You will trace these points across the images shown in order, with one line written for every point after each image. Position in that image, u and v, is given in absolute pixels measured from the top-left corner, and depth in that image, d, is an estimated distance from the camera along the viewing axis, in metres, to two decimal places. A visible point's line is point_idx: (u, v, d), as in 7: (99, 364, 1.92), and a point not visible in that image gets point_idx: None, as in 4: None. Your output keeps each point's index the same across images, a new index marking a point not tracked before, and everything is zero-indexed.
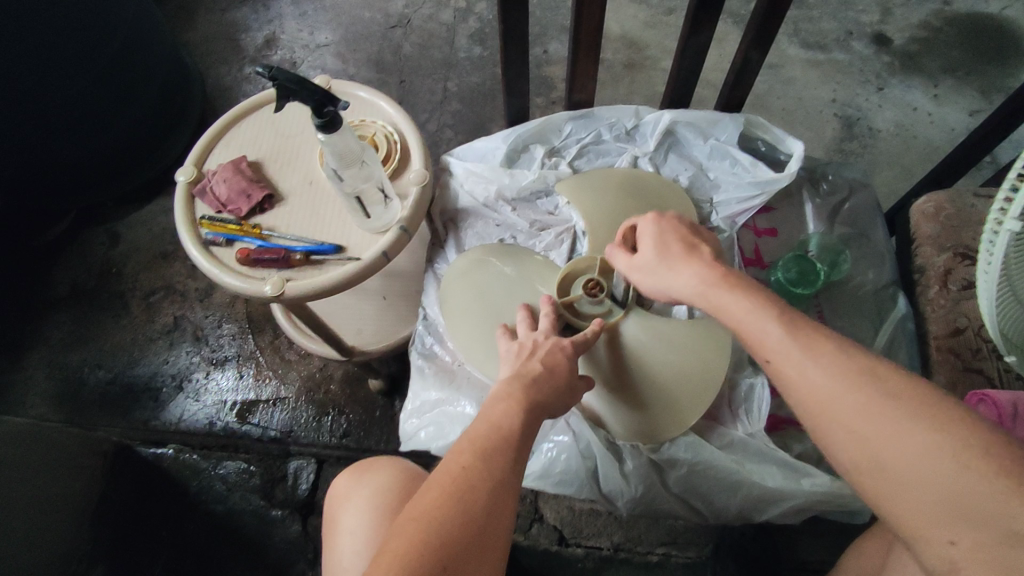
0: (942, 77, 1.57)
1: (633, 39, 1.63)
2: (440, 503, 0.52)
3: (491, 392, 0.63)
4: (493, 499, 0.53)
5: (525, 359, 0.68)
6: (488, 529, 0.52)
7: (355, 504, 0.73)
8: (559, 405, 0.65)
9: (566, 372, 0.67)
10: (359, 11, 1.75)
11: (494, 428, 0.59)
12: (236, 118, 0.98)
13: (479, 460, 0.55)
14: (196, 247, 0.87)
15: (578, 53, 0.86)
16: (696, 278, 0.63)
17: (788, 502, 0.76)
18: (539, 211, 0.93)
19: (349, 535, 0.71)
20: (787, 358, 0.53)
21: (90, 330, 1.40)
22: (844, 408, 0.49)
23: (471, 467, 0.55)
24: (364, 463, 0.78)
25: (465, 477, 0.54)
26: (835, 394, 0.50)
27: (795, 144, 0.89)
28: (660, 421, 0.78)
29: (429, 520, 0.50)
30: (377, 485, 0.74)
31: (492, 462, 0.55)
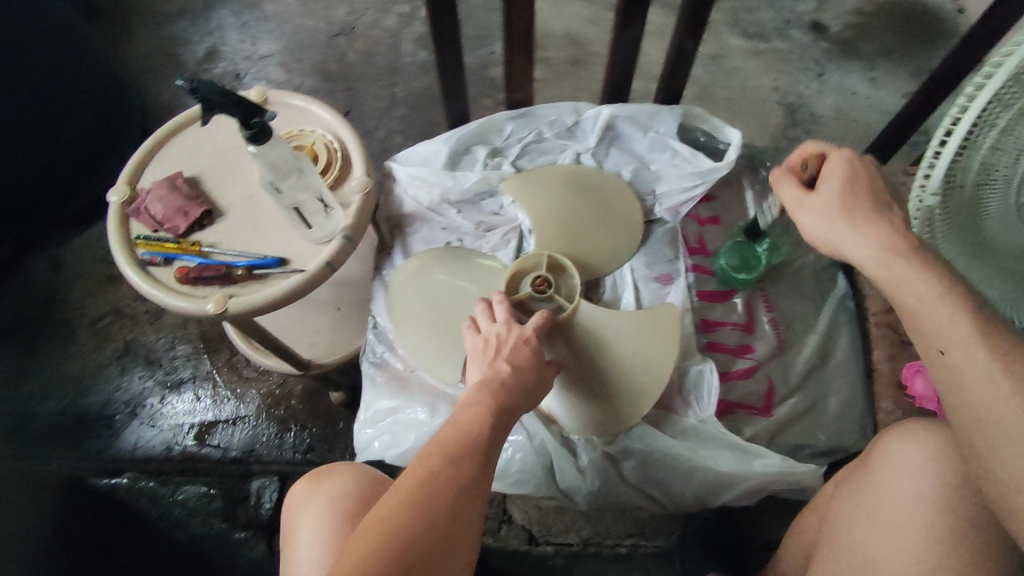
0: (877, 60, 1.62)
1: (578, 36, 1.64)
2: (405, 510, 0.51)
3: (460, 398, 0.62)
4: (457, 503, 0.52)
5: (491, 359, 0.66)
6: (451, 533, 0.51)
7: (310, 514, 0.72)
8: (527, 406, 0.63)
9: (534, 375, 0.65)
10: (302, 20, 1.72)
11: (463, 433, 0.57)
12: (170, 133, 0.95)
13: (446, 465, 0.54)
14: (132, 268, 0.84)
15: (513, 51, 0.86)
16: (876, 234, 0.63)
17: (742, 485, 0.77)
18: (485, 212, 0.92)
19: (307, 544, 0.70)
20: (969, 354, 0.54)
21: (35, 361, 1.35)
22: (1010, 429, 0.51)
23: (438, 472, 0.54)
24: (321, 471, 0.76)
25: (431, 481, 0.53)
26: (1002, 415, 0.51)
27: (732, 134, 0.91)
28: (602, 415, 0.78)
29: (389, 527, 0.49)
30: (331, 497, 0.72)
31: (458, 467, 0.54)
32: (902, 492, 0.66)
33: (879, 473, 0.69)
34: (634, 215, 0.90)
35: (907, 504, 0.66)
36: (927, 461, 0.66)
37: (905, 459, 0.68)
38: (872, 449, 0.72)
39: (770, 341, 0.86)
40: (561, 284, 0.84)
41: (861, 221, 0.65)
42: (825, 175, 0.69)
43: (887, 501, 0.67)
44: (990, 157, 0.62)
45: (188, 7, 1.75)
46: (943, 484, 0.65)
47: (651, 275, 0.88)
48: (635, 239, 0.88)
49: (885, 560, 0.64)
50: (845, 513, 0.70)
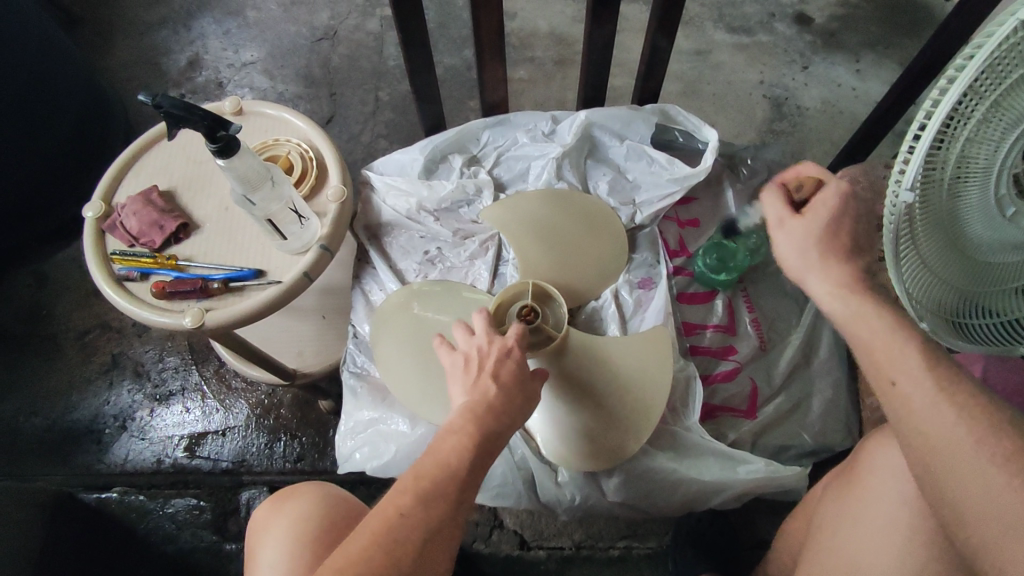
0: (863, 51, 1.61)
1: (562, 35, 1.63)
2: (368, 555, 0.51)
3: (443, 423, 0.60)
4: (424, 546, 0.53)
5: (474, 375, 0.63)
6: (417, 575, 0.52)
7: (275, 535, 0.71)
8: (510, 432, 0.62)
9: (519, 392, 0.63)
10: (284, 26, 1.72)
11: (441, 466, 0.56)
12: (145, 146, 0.94)
13: (416, 506, 0.54)
14: (108, 284, 0.83)
15: (484, 53, 0.85)
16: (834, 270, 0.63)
17: (727, 492, 0.75)
18: (463, 220, 0.91)
19: (269, 568, 0.69)
20: (916, 386, 0.53)
21: (23, 376, 1.34)
22: (924, 411, 0.52)
23: (408, 513, 0.54)
24: (286, 491, 0.76)
25: (399, 523, 0.53)
26: (917, 397, 0.53)
27: (710, 134, 0.90)
28: (598, 446, 0.75)
29: (353, 574, 0.50)
30: (297, 514, 0.72)
31: (430, 506, 0.55)
32: (886, 497, 0.65)
33: (864, 478, 0.68)
34: (615, 225, 0.88)
35: (892, 509, 0.64)
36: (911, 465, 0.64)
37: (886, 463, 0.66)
38: (859, 453, 0.71)
39: (752, 340, 0.86)
40: (549, 313, 0.81)
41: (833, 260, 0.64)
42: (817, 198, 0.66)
43: (873, 505, 0.66)
44: (968, 150, 0.61)
45: (170, 15, 1.74)
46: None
47: (631, 282, 0.87)
48: (617, 250, 0.87)
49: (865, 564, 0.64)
50: (831, 518, 0.70)
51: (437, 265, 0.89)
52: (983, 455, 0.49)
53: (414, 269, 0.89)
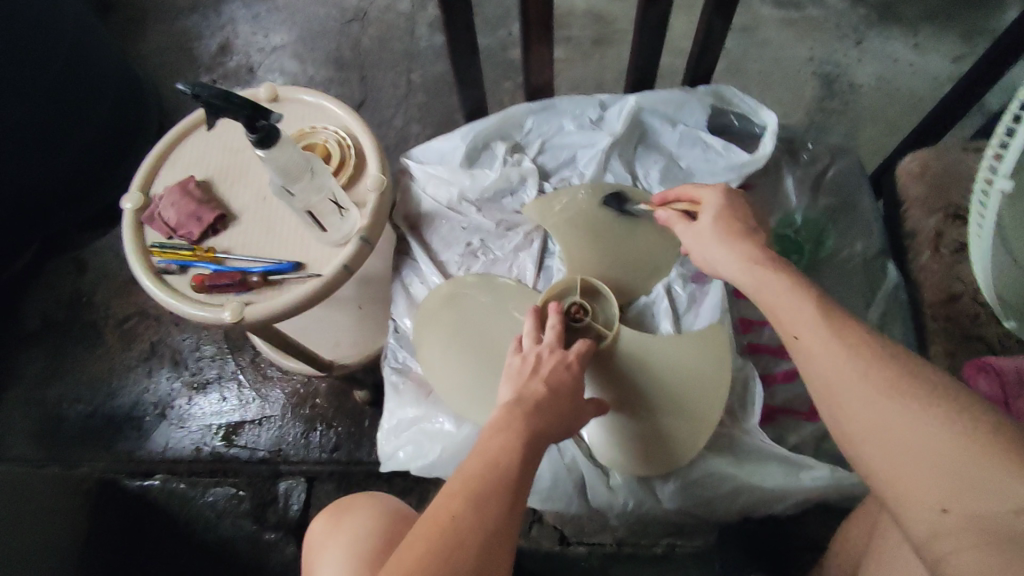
0: (923, 24, 1.51)
1: (600, 12, 1.56)
2: (425, 563, 0.46)
3: (487, 422, 0.58)
4: (485, 551, 0.48)
5: (527, 377, 0.63)
6: None
7: (332, 555, 0.69)
8: (556, 435, 0.59)
9: (567, 392, 0.62)
10: (314, 8, 1.68)
11: (489, 466, 0.53)
12: (180, 136, 0.92)
13: (471, 509, 0.49)
14: (148, 277, 0.82)
15: (531, 33, 0.81)
16: (740, 249, 0.63)
17: (789, 500, 0.70)
18: (505, 210, 0.87)
19: None
20: (818, 341, 0.52)
21: (66, 363, 1.36)
22: (849, 383, 0.49)
23: (461, 516, 0.49)
24: (340, 505, 0.74)
25: (454, 528, 0.48)
26: (844, 369, 0.50)
27: (769, 117, 0.84)
28: (659, 448, 0.71)
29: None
30: (353, 534, 0.69)
31: (484, 508, 0.50)
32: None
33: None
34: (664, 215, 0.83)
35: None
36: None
37: None
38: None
39: None
40: (598, 310, 0.78)
41: (733, 241, 0.65)
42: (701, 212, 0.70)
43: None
44: None
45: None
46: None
47: (685, 275, 0.82)
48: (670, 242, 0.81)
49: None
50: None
51: (479, 257, 0.86)
52: (884, 394, 0.48)
53: (457, 261, 0.86)
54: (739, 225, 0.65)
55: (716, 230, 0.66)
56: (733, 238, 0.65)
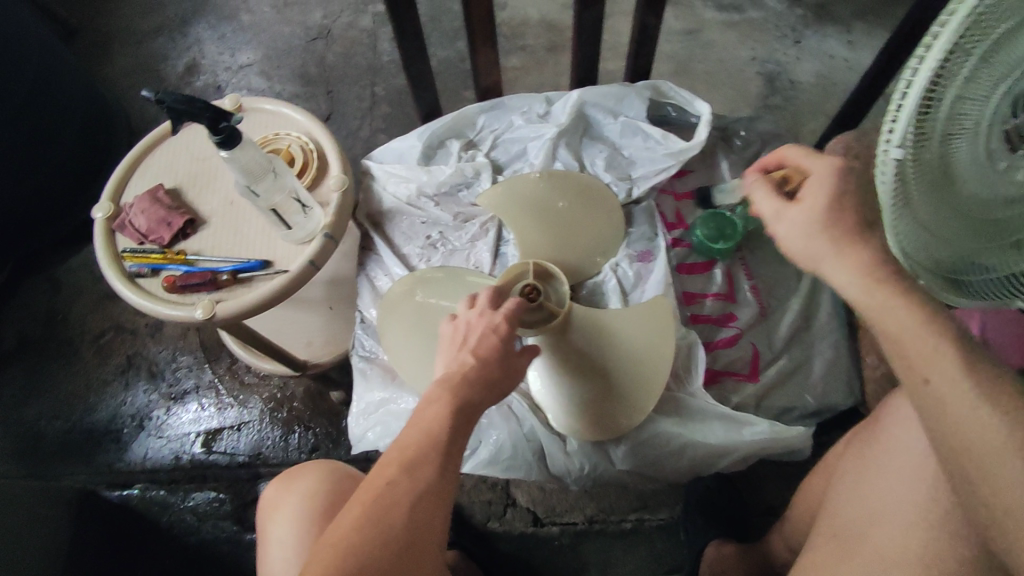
0: (855, 22, 1.61)
1: (554, 22, 1.64)
2: (359, 524, 0.52)
3: (423, 396, 0.63)
4: (415, 508, 0.54)
5: (458, 349, 0.68)
6: (411, 539, 0.53)
7: (282, 514, 0.74)
8: (490, 405, 0.65)
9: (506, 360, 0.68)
10: (279, 27, 1.73)
11: (422, 435, 0.59)
12: (149, 147, 0.96)
13: (404, 474, 0.56)
14: (120, 280, 0.86)
15: (475, 38, 0.87)
16: (849, 258, 0.60)
17: (733, 454, 0.77)
18: (462, 203, 0.93)
19: (279, 546, 0.72)
20: (950, 381, 0.52)
21: (42, 381, 1.37)
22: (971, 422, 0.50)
23: (395, 481, 0.55)
24: (292, 469, 0.79)
25: (387, 492, 0.55)
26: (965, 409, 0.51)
27: (702, 107, 0.91)
28: (604, 418, 0.77)
29: (349, 541, 0.51)
30: (303, 492, 0.75)
31: (416, 473, 0.56)
32: (909, 444, 0.64)
33: (884, 428, 0.68)
34: (609, 199, 0.89)
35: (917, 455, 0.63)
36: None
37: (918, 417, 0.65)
38: (882, 408, 0.71)
39: (752, 307, 0.86)
40: (552, 292, 0.83)
41: (847, 246, 0.61)
42: (807, 184, 0.65)
43: (889, 453, 0.66)
44: (958, 107, 0.65)
45: (165, 23, 1.76)
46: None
47: (631, 254, 0.88)
48: (616, 226, 0.88)
49: (889, 511, 0.63)
50: (852, 471, 0.69)
51: (439, 248, 0.91)
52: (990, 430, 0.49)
53: (418, 253, 0.91)
54: (843, 225, 0.62)
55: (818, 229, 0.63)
56: (847, 237, 0.61)
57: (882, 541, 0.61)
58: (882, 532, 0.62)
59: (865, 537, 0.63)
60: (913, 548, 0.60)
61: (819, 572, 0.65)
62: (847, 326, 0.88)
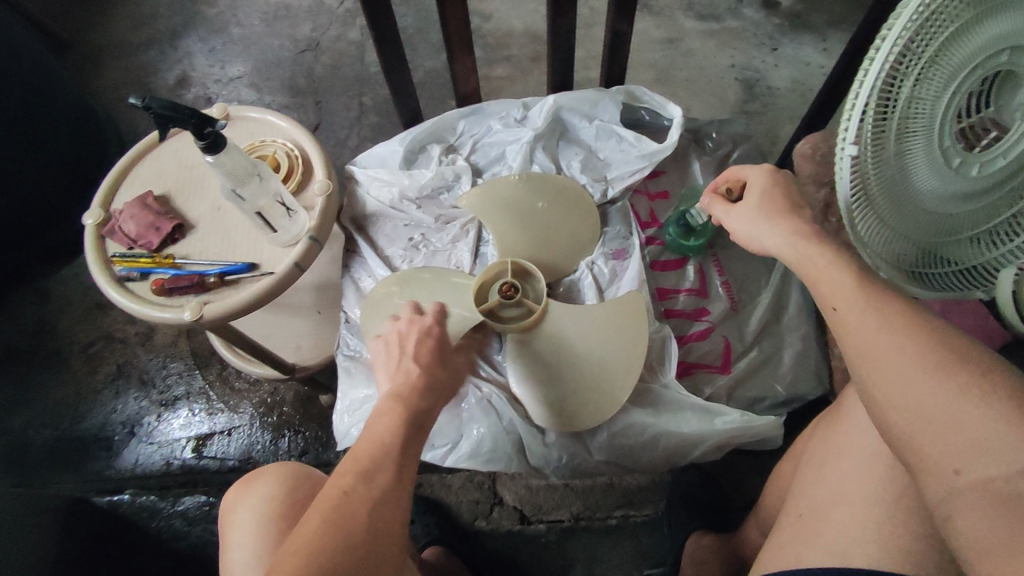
0: (830, 30, 1.66)
1: (537, 32, 1.68)
2: (319, 533, 0.54)
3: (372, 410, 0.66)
4: (373, 514, 0.56)
5: (396, 357, 0.71)
6: (371, 543, 0.55)
7: (242, 517, 0.76)
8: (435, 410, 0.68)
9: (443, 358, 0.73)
10: (268, 40, 1.77)
11: (376, 446, 0.61)
12: (138, 155, 0.99)
13: (361, 483, 0.58)
14: (110, 284, 0.88)
15: (453, 46, 0.91)
16: (782, 230, 0.67)
17: (706, 443, 0.79)
18: (443, 206, 0.96)
19: (239, 548, 0.74)
20: (857, 317, 0.56)
21: (33, 390, 1.39)
22: (879, 351, 0.53)
23: (351, 490, 0.57)
24: (251, 476, 0.80)
25: (346, 500, 0.56)
26: (882, 346, 0.53)
27: (673, 110, 0.94)
28: (575, 411, 0.79)
29: (310, 550, 0.52)
30: (261, 496, 0.77)
31: (373, 481, 0.58)
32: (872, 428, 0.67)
33: (849, 414, 0.71)
34: (586, 200, 0.92)
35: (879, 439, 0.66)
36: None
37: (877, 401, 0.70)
38: (847, 393, 0.74)
39: (723, 302, 0.90)
40: (529, 288, 0.87)
41: (781, 219, 0.69)
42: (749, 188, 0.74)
43: (854, 438, 0.68)
44: (908, 109, 0.68)
45: (155, 37, 1.80)
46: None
47: (607, 252, 0.92)
48: (594, 224, 0.92)
49: (850, 492, 0.65)
50: (817, 458, 0.72)
51: (421, 249, 0.94)
52: (922, 371, 0.50)
53: (400, 254, 0.93)
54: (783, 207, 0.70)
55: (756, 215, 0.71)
56: (779, 217, 0.69)
57: (841, 520, 0.64)
58: (842, 511, 0.64)
59: (827, 516, 0.65)
60: (869, 526, 0.62)
61: (782, 550, 0.67)
62: (815, 319, 0.91)
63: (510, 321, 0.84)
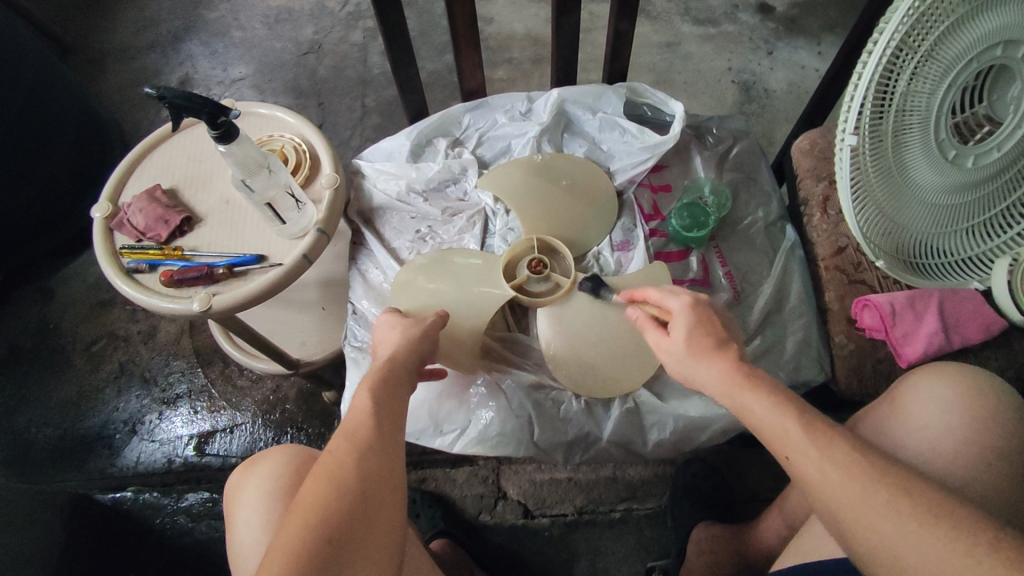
0: (823, 35, 1.69)
1: (536, 36, 1.70)
2: (315, 491, 0.55)
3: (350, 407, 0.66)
4: (361, 460, 0.58)
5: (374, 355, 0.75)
6: (367, 489, 0.56)
7: (247, 497, 0.76)
8: (411, 361, 0.72)
9: (420, 337, 0.75)
10: (270, 43, 1.78)
11: (349, 415, 0.63)
12: (145, 150, 1.00)
13: (342, 440, 0.59)
14: (119, 276, 0.88)
15: (460, 42, 0.93)
16: (717, 370, 0.59)
17: (712, 427, 0.83)
18: (450, 199, 0.98)
19: (245, 527, 0.74)
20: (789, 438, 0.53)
21: (34, 389, 1.38)
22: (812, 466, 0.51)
23: (335, 450, 0.58)
24: (253, 458, 0.81)
25: (330, 460, 0.57)
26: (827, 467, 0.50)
27: (675, 105, 0.97)
28: (599, 380, 0.84)
29: (310, 512, 0.53)
30: (268, 472, 0.77)
31: (353, 438, 0.60)
32: (926, 424, 0.69)
33: (906, 407, 0.72)
34: (604, 183, 0.96)
35: (936, 433, 0.68)
36: (952, 393, 0.69)
37: (933, 394, 0.71)
38: (901, 385, 0.75)
39: (726, 293, 0.93)
40: (556, 264, 0.91)
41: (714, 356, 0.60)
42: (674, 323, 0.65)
43: (911, 433, 0.70)
44: (905, 103, 0.71)
45: (158, 40, 1.81)
46: (971, 420, 0.67)
47: (612, 244, 0.95)
48: (613, 207, 0.95)
49: None
50: None
51: (428, 241, 0.95)
52: (866, 478, 0.50)
53: (407, 246, 0.95)
54: (707, 340, 0.61)
55: (687, 358, 0.61)
56: (706, 355, 0.60)
57: None
58: None
59: None
60: None
61: (822, 535, 0.68)
62: (816, 310, 0.93)
63: (540, 296, 0.88)
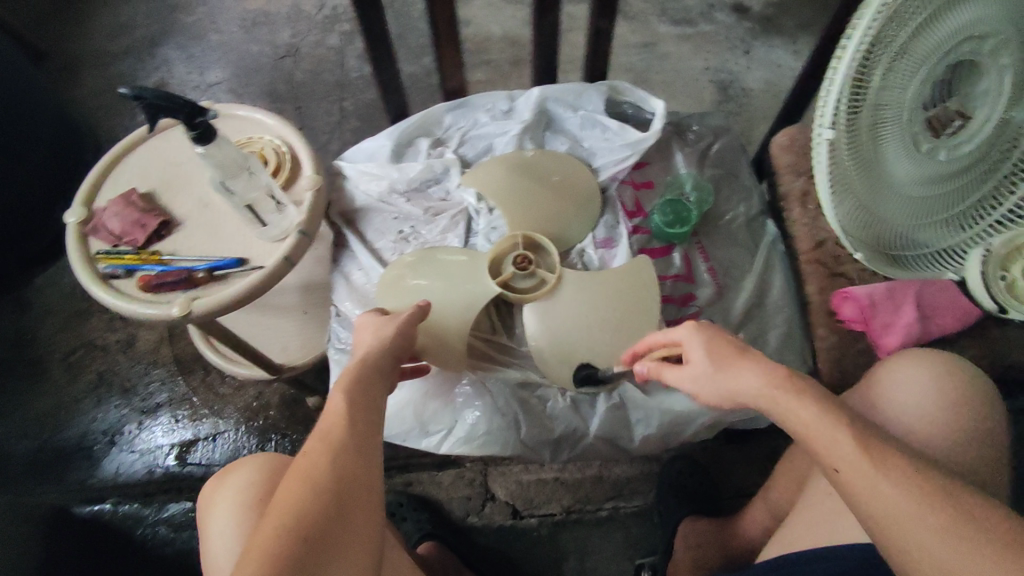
0: (798, 34, 1.72)
1: (516, 37, 1.71)
2: (290, 493, 0.54)
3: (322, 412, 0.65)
4: (336, 458, 0.57)
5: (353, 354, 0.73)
6: (343, 487, 0.55)
7: (223, 508, 0.75)
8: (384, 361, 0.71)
9: (394, 334, 0.74)
10: (247, 46, 1.76)
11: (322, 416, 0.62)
12: (121, 155, 0.98)
13: (315, 440, 0.59)
14: (94, 282, 0.86)
15: (441, 42, 0.93)
16: (754, 374, 0.60)
17: (697, 421, 0.84)
18: (432, 199, 0.98)
19: (219, 538, 0.73)
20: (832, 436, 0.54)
21: (9, 402, 1.35)
22: (836, 449, 0.54)
23: (310, 451, 0.58)
24: (229, 465, 0.80)
25: (304, 462, 0.57)
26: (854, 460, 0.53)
27: (656, 103, 0.97)
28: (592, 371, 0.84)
29: (286, 514, 0.52)
30: (241, 485, 0.76)
31: (328, 439, 0.59)
32: (903, 410, 0.70)
33: (882, 393, 0.73)
34: (587, 179, 0.96)
35: (912, 418, 0.69)
36: (927, 377, 0.70)
37: (907, 381, 0.72)
38: (878, 370, 0.76)
39: (710, 287, 0.93)
40: (541, 261, 0.91)
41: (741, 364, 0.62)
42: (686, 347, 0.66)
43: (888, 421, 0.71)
44: (881, 95, 0.70)
45: (133, 44, 1.78)
46: (948, 402, 0.68)
47: (595, 241, 0.95)
48: (597, 205, 0.95)
49: None
50: None
51: (411, 242, 0.95)
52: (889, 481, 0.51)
53: (390, 247, 0.94)
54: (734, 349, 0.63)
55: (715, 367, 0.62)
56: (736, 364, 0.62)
57: None
58: None
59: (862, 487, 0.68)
60: None
61: (809, 522, 0.69)
62: (797, 303, 0.95)
63: (525, 292, 0.88)
